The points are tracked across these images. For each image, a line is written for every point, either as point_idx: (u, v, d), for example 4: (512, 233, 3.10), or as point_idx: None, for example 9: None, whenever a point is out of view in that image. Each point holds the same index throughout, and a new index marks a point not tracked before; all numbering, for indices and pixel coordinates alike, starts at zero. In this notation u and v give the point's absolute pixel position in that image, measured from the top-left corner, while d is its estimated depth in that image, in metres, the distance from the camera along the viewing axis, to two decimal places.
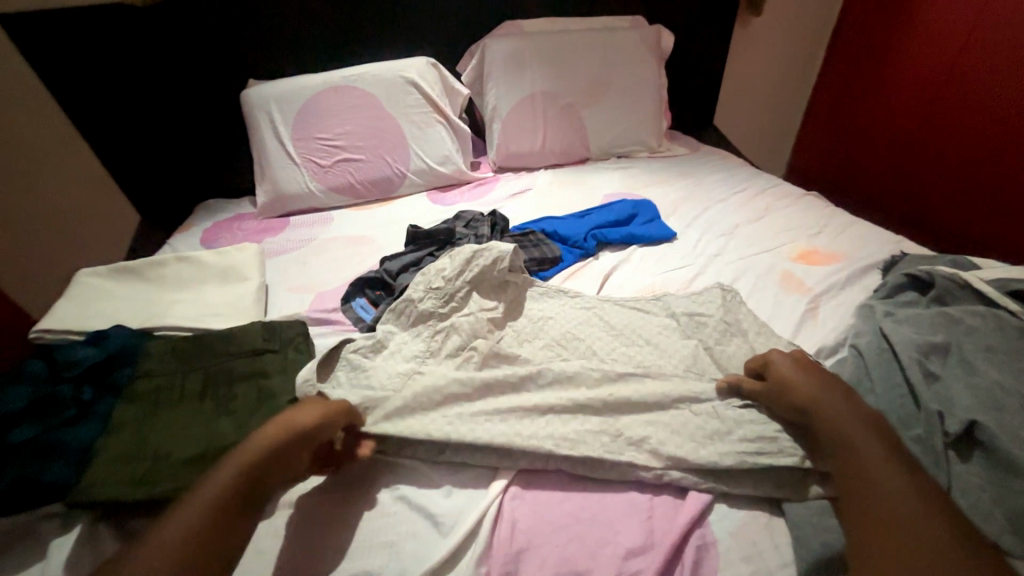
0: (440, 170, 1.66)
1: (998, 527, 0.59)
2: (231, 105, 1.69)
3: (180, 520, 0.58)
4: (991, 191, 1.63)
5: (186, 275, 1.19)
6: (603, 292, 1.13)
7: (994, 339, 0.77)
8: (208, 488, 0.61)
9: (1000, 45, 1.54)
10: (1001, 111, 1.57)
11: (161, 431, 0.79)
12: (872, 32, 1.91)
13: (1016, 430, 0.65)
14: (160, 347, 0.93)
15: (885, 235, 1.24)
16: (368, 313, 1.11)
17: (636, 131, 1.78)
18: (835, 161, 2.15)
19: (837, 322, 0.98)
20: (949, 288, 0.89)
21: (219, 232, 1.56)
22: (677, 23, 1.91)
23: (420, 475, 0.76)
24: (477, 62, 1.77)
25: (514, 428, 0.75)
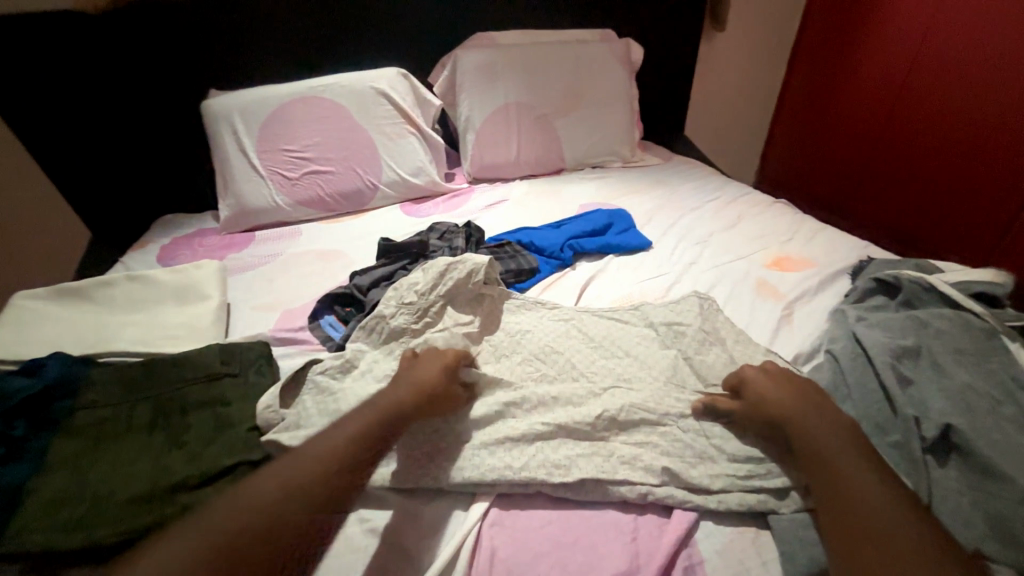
0: (413, 182, 1.62)
1: (981, 534, 0.58)
2: (191, 116, 1.62)
3: (307, 459, 0.60)
4: (948, 197, 1.72)
5: (138, 295, 1.11)
6: (580, 302, 1.11)
7: (961, 341, 0.78)
8: (335, 436, 0.64)
9: (947, 62, 1.65)
10: (952, 121, 1.67)
11: (104, 469, 0.72)
12: (829, 50, 2.01)
13: (988, 433, 0.66)
14: (106, 375, 0.85)
15: (852, 240, 1.27)
16: (337, 331, 1.06)
17: (610, 142, 1.79)
18: (802, 170, 2.22)
19: (812, 327, 0.98)
20: (915, 291, 0.91)
21: (179, 249, 1.47)
22: (646, 37, 1.96)
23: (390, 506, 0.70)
24: (449, 73, 1.75)
25: (492, 450, 0.72)
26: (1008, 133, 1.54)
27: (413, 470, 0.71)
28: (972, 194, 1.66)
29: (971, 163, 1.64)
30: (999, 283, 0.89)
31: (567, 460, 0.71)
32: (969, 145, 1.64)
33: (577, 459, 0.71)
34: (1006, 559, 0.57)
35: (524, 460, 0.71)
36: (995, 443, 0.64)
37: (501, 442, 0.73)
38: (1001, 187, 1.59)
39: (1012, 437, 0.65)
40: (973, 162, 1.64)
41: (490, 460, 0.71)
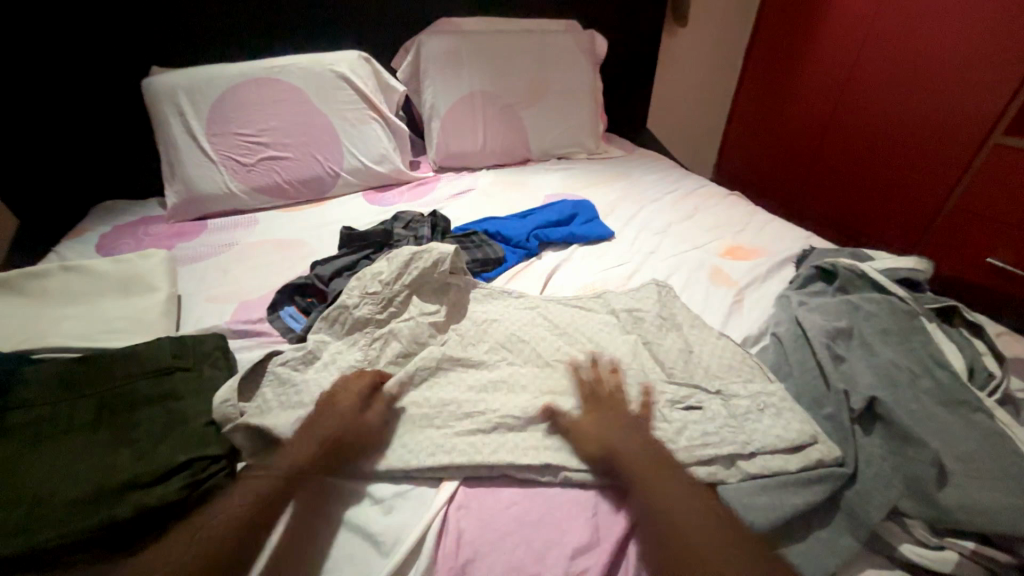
0: (376, 170, 1.59)
1: (899, 493, 0.65)
2: (131, 95, 1.51)
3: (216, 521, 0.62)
4: (893, 186, 1.86)
5: (76, 287, 1.03)
6: (546, 291, 1.13)
7: (887, 323, 0.86)
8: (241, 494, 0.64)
9: (886, 63, 1.77)
10: (893, 118, 1.80)
11: (42, 470, 0.67)
12: (778, 49, 2.11)
13: (907, 403, 0.72)
14: (42, 372, 0.79)
15: (797, 231, 1.36)
16: (298, 322, 1.03)
17: (574, 133, 1.82)
18: (753, 165, 2.35)
19: (760, 312, 1.05)
20: (850, 278, 0.99)
21: (121, 238, 1.38)
22: (610, 30, 1.98)
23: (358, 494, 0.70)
24: (413, 58, 1.72)
25: (459, 438, 0.73)
26: (945, 126, 1.68)
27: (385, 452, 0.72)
28: (914, 184, 1.80)
29: (912, 155, 1.78)
30: (920, 270, 0.98)
31: (533, 445, 0.73)
32: (910, 138, 1.77)
33: (542, 443, 0.73)
34: (918, 513, 0.63)
35: (490, 446, 0.72)
36: (912, 411, 0.71)
37: (467, 429, 0.75)
38: (938, 176, 1.74)
39: (929, 409, 0.73)
40: (914, 155, 1.78)
41: (460, 446, 0.72)
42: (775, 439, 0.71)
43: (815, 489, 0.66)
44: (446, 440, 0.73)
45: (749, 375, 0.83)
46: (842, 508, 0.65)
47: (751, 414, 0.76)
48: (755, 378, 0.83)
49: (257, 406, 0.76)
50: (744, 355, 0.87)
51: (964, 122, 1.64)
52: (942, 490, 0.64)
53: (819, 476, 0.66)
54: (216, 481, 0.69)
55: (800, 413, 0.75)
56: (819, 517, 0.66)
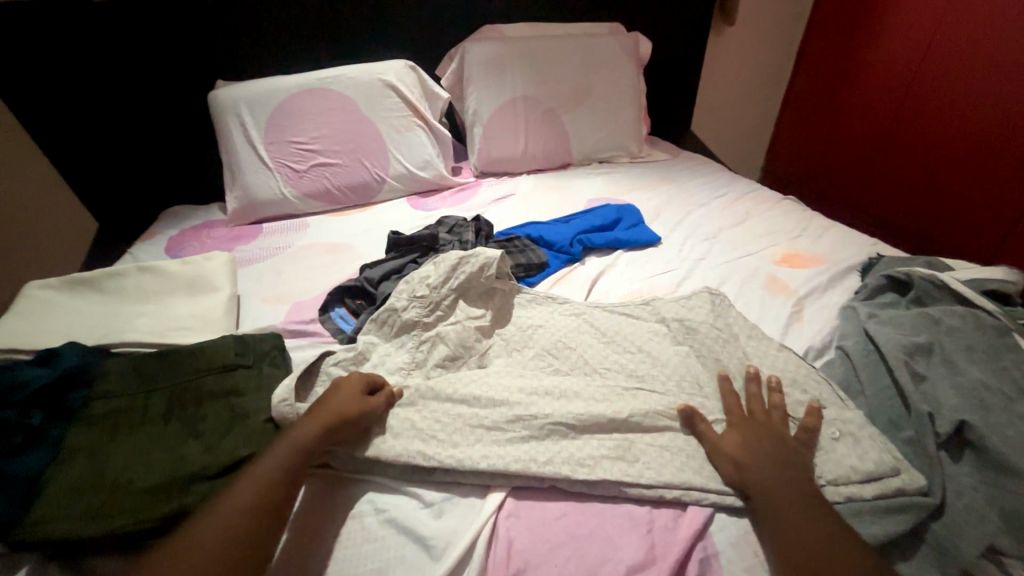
0: (420, 175, 1.62)
1: (995, 528, 0.59)
2: (198, 107, 1.62)
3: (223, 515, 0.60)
4: (965, 187, 1.69)
5: (149, 286, 1.11)
6: (591, 297, 1.11)
7: (974, 339, 0.78)
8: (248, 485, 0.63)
9: (961, 55, 1.63)
10: (967, 113, 1.64)
11: (120, 458, 0.72)
12: (837, 44, 2.00)
13: (1003, 429, 0.65)
14: (121, 364, 0.85)
15: (861, 238, 1.27)
16: (348, 324, 1.06)
17: (617, 137, 1.79)
18: (807, 167, 2.23)
19: (822, 324, 0.99)
20: (927, 289, 0.91)
21: (186, 240, 1.48)
22: (655, 31, 1.94)
23: (406, 496, 0.72)
24: (457, 65, 1.74)
25: (507, 446, 0.73)
26: None
27: (435, 456, 0.72)
28: (989, 185, 1.63)
29: (988, 154, 1.62)
30: (1011, 281, 0.89)
31: (584, 458, 0.71)
32: (986, 135, 1.61)
33: (592, 456, 0.71)
34: (1017, 552, 0.57)
35: (539, 456, 0.71)
36: (1009, 439, 0.64)
37: (514, 437, 0.74)
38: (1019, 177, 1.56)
39: None
40: (990, 153, 1.61)
41: (513, 453, 0.72)
42: (849, 462, 0.67)
43: (896, 520, 0.61)
44: (495, 448, 0.73)
45: (815, 391, 0.78)
46: (927, 542, 0.60)
47: (820, 433, 0.71)
48: (822, 394, 0.77)
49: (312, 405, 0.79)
50: (806, 370, 0.82)
51: None
52: None
53: (900, 506, 0.61)
54: None
55: (878, 436, 0.69)
56: (900, 550, 0.61)
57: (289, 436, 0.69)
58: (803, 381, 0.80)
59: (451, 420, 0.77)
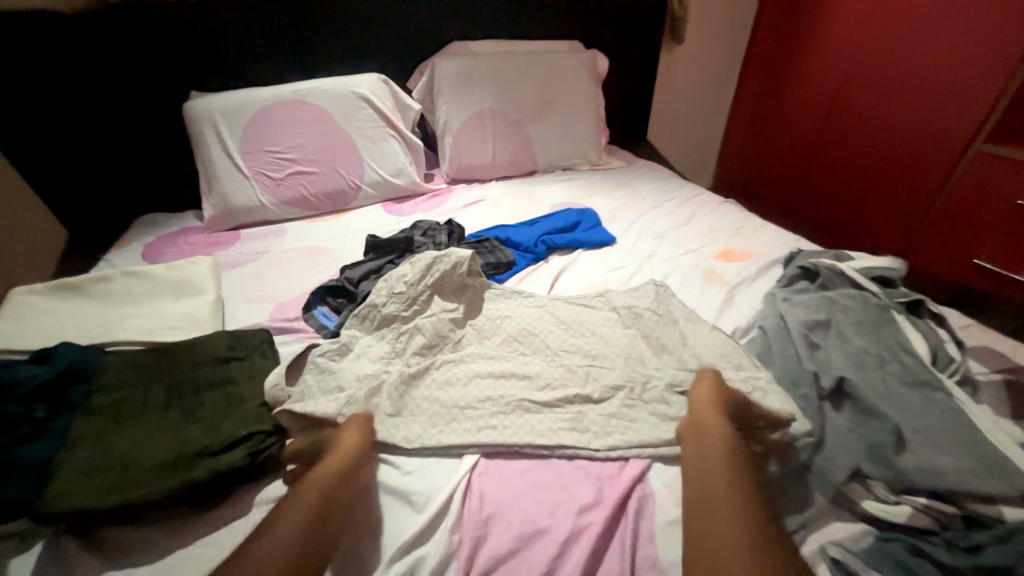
0: (395, 182, 1.72)
1: (861, 457, 0.74)
2: (173, 118, 1.66)
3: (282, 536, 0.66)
4: (885, 189, 1.98)
5: (134, 290, 1.16)
6: (553, 291, 1.24)
7: (862, 315, 0.95)
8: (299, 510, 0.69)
9: (870, 84, 1.92)
10: (883, 126, 1.92)
11: (126, 442, 0.79)
12: (769, 73, 2.28)
13: (874, 383, 0.82)
14: (119, 361, 0.92)
15: (787, 235, 1.46)
16: (331, 320, 1.15)
17: (578, 146, 1.94)
18: (752, 173, 2.48)
19: (750, 307, 1.15)
20: (830, 276, 1.09)
21: (164, 247, 1.52)
22: (610, 49, 2.12)
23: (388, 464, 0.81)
24: (427, 79, 1.86)
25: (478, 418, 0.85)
26: (931, 133, 1.79)
27: (418, 434, 0.83)
28: (903, 187, 1.92)
29: (899, 166, 1.91)
30: (894, 268, 1.08)
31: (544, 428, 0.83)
32: (901, 145, 1.88)
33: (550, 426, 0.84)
34: (877, 474, 0.72)
35: (505, 427, 0.83)
36: (877, 390, 0.81)
37: (484, 409, 0.86)
38: (926, 180, 1.85)
39: (896, 390, 0.81)
40: (904, 160, 1.89)
41: (483, 426, 0.83)
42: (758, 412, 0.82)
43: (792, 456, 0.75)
44: (467, 421, 0.85)
45: (737, 361, 0.93)
46: (813, 472, 0.75)
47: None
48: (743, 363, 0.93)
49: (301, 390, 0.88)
50: (732, 345, 0.97)
51: (945, 133, 1.76)
52: (900, 455, 0.72)
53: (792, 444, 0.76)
54: (271, 451, 0.80)
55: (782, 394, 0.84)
56: (792, 479, 0.76)
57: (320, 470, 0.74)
58: (728, 354, 0.95)
59: (428, 400, 0.89)
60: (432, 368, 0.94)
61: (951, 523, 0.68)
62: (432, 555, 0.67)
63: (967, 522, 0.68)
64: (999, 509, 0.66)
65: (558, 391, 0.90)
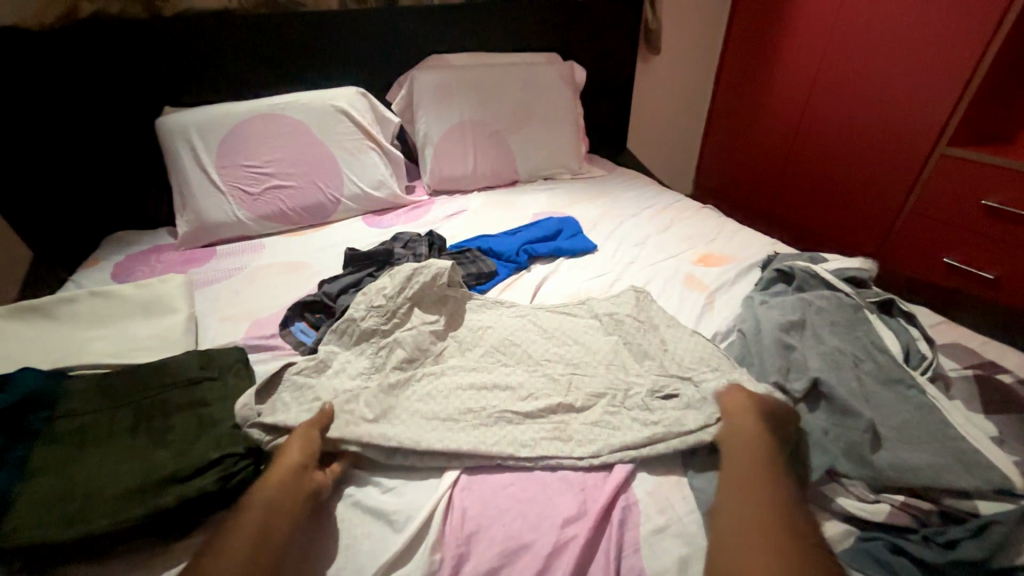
0: (375, 195, 1.71)
1: (838, 456, 0.75)
2: (145, 133, 1.63)
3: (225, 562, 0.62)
4: (857, 193, 2.03)
5: (102, 310, 1.12)
6: (535, 300, 1.24)
7: (835, 315, 0.97)
8: (240, 530, 0.65)
9: (838, 94, 1.99)
10: (851, 132, 1.99)
11: (89, 470, 0.75)
12: (742, 85, 2.35)
13: (847, 381, 0.84)
14: (84, 386, 0.88)
15: (764, 239, 1.48)
16: (309, 336, 1.13)
17: (558, 155, 1.96)
18: (730, 181, 2.54)
19: (730, 312, 1.17)
20: (805, 278, 1.11)
21: (135, 265, 1.48)
22: (588, 60, 2.15)
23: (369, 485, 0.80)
24: (407, 92, 1.86)
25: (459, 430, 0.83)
26: (897, 137, 1.86)
27: (397, 437, 0.81)
28: (874, 190, 1.98)
29: (870, 170, 1.97)
30: (865, 269, 1.10)
31: (528, 439, 0.82)
32: (870, 150, 1.95)
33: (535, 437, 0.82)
34: (854, 473, 0.73)
35: (489, 438, 0.81)
36: (850, 388, 0.83)
37: (465, 420, 0.85)
38: (895, 181, 1.91)
39: (871, 390, 0.83)
40: (874, 164, 1.95)
41: (465, 438, 0.81)
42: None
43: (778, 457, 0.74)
44: (449, 438, 0.81)
45: (716, 362, 0.94)
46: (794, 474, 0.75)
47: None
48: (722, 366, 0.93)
49: (272, 407, 0.85)
50: (711, 350, 0.98)
51: (911, 139, 1.82)
52: (875, 454, 0.74)
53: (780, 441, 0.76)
54: (245, 475, 0.77)
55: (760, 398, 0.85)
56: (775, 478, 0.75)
57: (264, 487, 0.71)
58: (708, 361, 0.95)
59: (408, 412, 0.87)
60: (412, 380, 0.93)
61: (929, 520, 0.69)
62: None
63: (943, 518, 0.69)
64: (974, 503, 0.68)
65: (540, 400, 0.89)
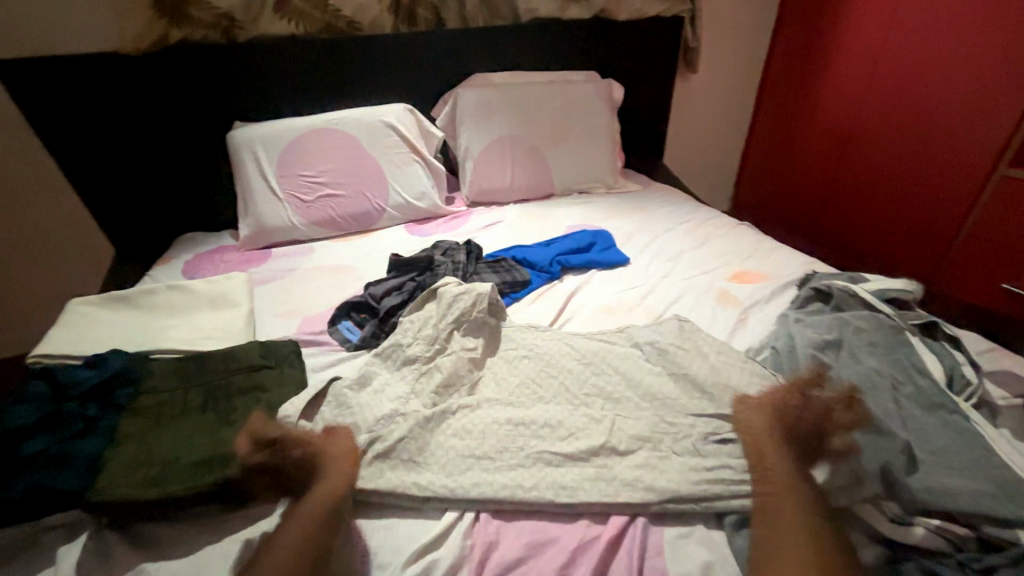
0: (417, 205, 1.81)
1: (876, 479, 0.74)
2: (217, 145, 1.80)
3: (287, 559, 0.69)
4: (909, 214, 1.97)
5: (177, 302, 1.25)
6: (569, 326, 1.23)
7: (875, 336, 0.97)
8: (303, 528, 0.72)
9: (888, 113, 1.95)
10: (902, 150, 1.93)
11: (165, 441, 0.85)
12: (785, 103, 2.33)
13: (884, 403, 0.84)
14: (162, 367, 0.99)
15: (803, 257, 1.46)
16: (354, 334, 1.21)
17: (594, 171, 2.00)
18: (770, 198, 2.51)
19: (763, 328, 1.16)
20: (843, 298, 1.10)
21: (202, 263, 1.63)
22: (626, 78, 2.19)
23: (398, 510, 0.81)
24: (450, 109, 1.97)
25: (500, 456, 0.84)
26: (953, 156, 1.79)
27: (430, 483, 0.81)
28: (927, 211, 1.91)
29: (923, 189, 1.90)
30: (908, 290, 1.08)
31: (568, 484, 0.79)
32: (921, 170, 1.89)
33: (578, 456, 0.83)
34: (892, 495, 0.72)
35: (535, 463, 0.82)
36: (887, 409, 0.83)
37: (506, 449, 0.85)
38: (951, 202, 1.84)
39: (912, 414, 0.82)
40: (927, 184, 1.89)
41: (501, 481, 0.80)
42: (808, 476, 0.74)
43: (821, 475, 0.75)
44: (487, 462, 0.84)
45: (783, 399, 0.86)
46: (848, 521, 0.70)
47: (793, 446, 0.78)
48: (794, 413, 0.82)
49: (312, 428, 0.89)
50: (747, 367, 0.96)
51: (967, 160, 1.76)
52: (911, 475, 0.73)
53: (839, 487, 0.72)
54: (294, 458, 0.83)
55: None
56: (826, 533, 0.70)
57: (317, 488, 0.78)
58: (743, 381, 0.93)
59: (442, 448, 0.86)
60: (448, 416, 0.91)
61: (965, 545, 0.68)
62: (444, 560, 0.71)
63: (981, 545, 0.68)
64: (1017, 533, 0.67)
65: (582, 441, 0.86)
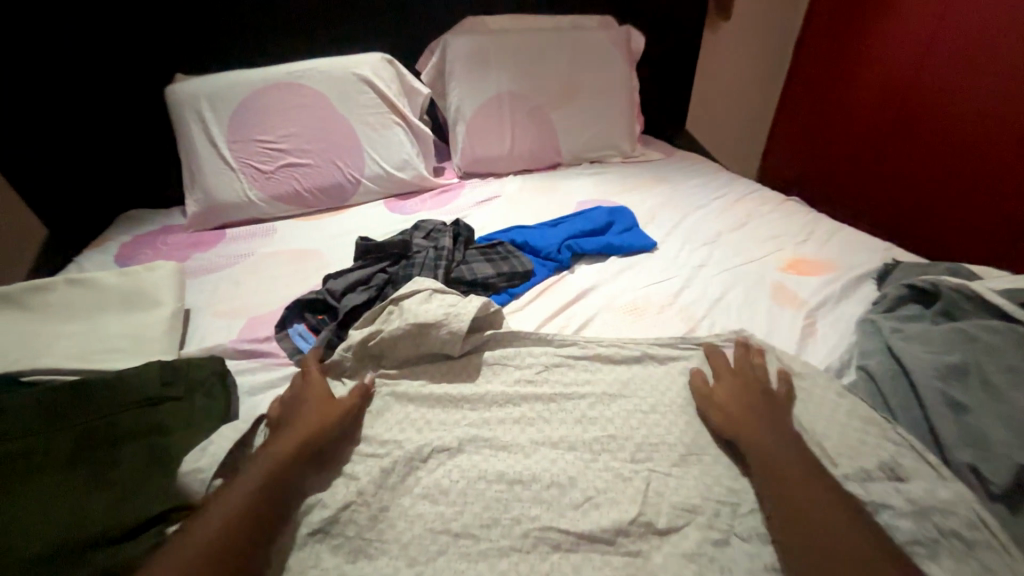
0: (398, 176, 1.50)
1: None
2: (151, 102, 1.48)
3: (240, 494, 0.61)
4: (991, 184, 1.52)
5: (79, 301, 0.97)
6: (584, 333, 0.94)
7: (1015, 359, 0.72)
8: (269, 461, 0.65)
9: (964, 67, 1.52)
10: (992, 98, 1.48)
11: (7, 515, 0.61)
12: (827, 57, 1.90)
13: None
14: (23, 400, 0.73)
15: (873, 242, 1.17)
16: (307, 342, 0.93)
17: (609, 136, 1.68)
18: (808, 164, 2.05)
19: (839, 338, 0.89)
20: (955, 300, 0.83)
21: (140, 247, 1.35)
22: (647, 25, 1.83)
23: None
24: (438, 59, 1.63)
25: (492, 535, 0.62)
26: None
27: None
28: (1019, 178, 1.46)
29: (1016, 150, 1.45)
30: None
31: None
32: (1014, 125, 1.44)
33: (602, 536, 0.62)
34: None
35: (545, 555, 0.61)
36: None
37: (502, 527, 0.63)
38: None
39: None
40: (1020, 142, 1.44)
41: None
42: None
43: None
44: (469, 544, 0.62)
45: (893, 463, 0.66)
46: None
47: (917, 547, 0.58)
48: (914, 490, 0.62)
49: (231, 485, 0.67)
50: (830, 413, 0.73)
51: None
52: None
53: None
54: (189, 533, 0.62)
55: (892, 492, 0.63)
56: None
57: (302, 415, 0.72)
58: (825, 429, 0.71)
59: (409, 521, 0.64)
60: (417, 467, 0.69)
61: None
62: None
63: None
64: None
65: (602, 514, 0.64)
